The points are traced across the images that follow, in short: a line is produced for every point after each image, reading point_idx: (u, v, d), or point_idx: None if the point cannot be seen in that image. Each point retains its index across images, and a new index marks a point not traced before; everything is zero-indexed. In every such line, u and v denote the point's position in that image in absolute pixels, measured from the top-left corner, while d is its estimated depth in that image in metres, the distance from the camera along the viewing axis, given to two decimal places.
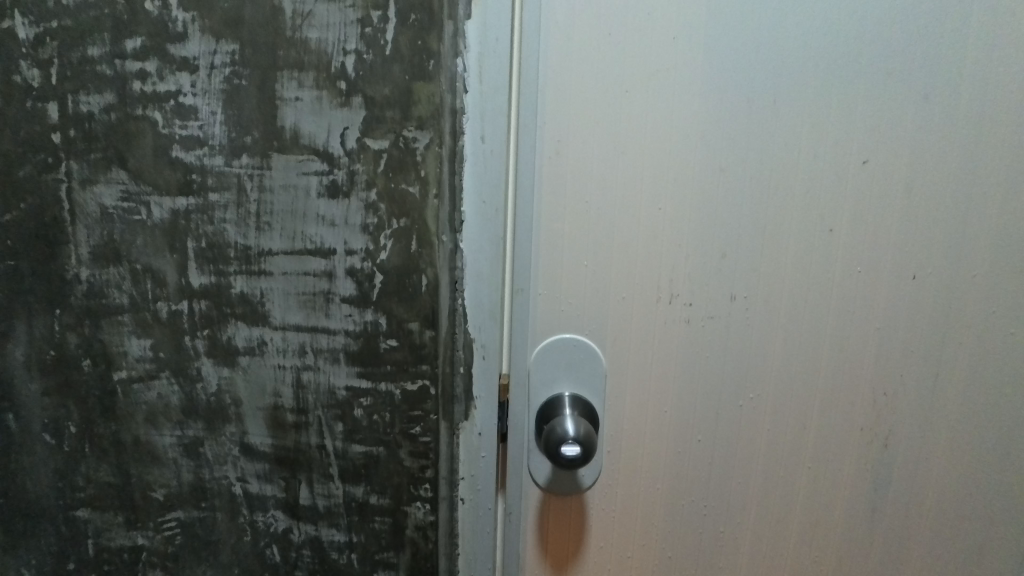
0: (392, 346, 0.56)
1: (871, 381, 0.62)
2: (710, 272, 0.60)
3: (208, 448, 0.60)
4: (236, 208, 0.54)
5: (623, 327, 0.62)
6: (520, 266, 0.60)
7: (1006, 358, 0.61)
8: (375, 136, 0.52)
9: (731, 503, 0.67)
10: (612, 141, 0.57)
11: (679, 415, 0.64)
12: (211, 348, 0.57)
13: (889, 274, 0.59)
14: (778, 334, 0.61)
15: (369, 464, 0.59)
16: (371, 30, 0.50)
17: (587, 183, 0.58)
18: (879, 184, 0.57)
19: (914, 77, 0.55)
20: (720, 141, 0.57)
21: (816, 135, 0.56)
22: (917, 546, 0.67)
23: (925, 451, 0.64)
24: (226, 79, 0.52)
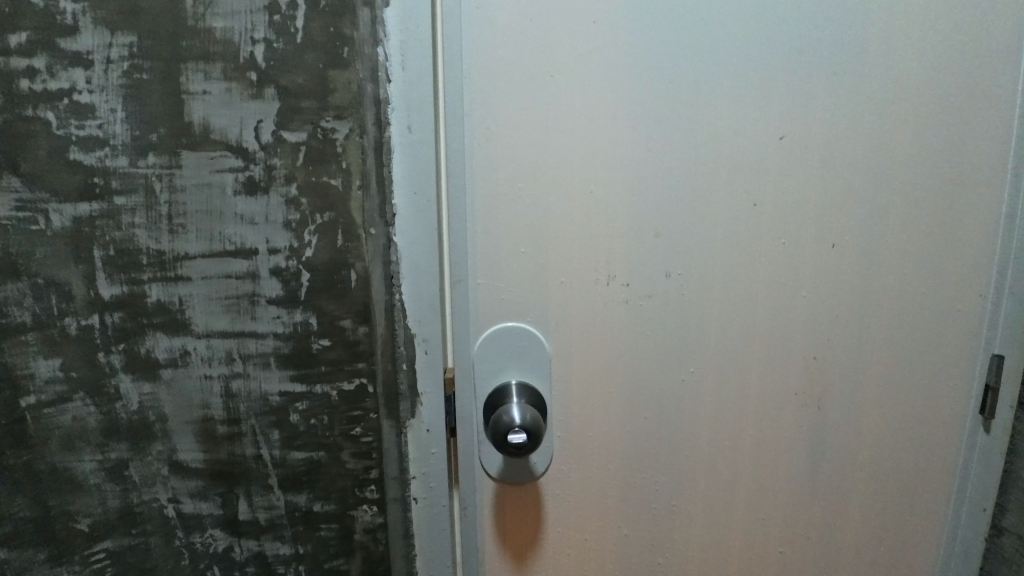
0: (326, 346, 0.54)
1: (803, 347, 0.65)
2: (645, 251, 0.61)
3: (135, 470, 0.55)
4: (146, 211, 0.50)
5: (565, 311, 0.62)
6: (458, 257, 0.60)
7: (920, 315, 0.65)
8: (293, 128, 0.50)
9: (682, 476, 0.68)
10: (540, 125, 0.57)
11: (625, 395, 0.65)
12: (130, 364, 0.53)
13: (812, 243, 0.62)
14: (715, 307, 0.63)
15: (310, 470, 0.57)
16: (280, 17, 0.48)
17: (518, 168, 0.58)
18: (797, 157, 0.60)
19: (822, 53, 0.57)
20: (645, 122, 0.58)
21: (737, 112, 0.58)
22: (854, 499, 0.71)
23: (856, 410, 0.68)
24: (126, 73, 0.48)
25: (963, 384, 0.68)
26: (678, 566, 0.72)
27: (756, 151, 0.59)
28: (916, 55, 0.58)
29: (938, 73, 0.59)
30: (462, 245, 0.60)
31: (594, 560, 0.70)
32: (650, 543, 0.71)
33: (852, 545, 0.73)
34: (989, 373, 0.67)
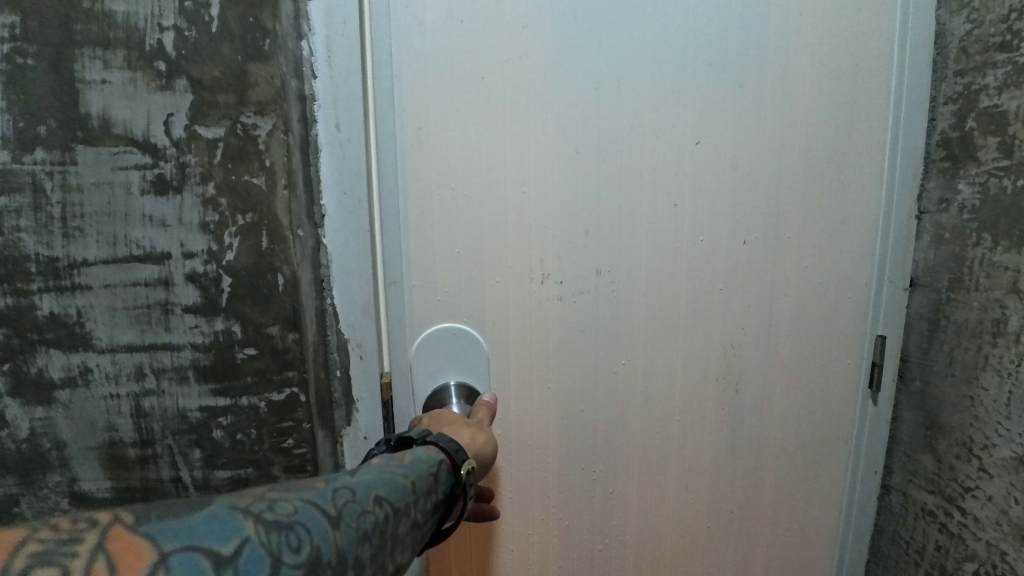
0: (251, 355, 0.51)
1: (721, 336, 0.70)
2: (577, 249, 0.63)
3: (28, 505, 0.50)
4: (33, 213, 0.45)
5: (500, 310, 0.63)
6: (390, 259, 0.59)
7: (819, 304, 0.73)
8: (208, 123, 0.46)
9: (618, 465, 0.71)
10: (471, 126, 0.57)
11: (561, 390, 0.67)
12: (17, 386, 0.47)
13: (725, 240, 0.67)
14: (642, 303, 0.66)
15: (237, 489, 0.53)
16: (191, 4, 0.45)
17: (450, 168, 0.58)
18: (712, 161, 0.64)
19: (731, 66, 0.62)
20: (573, 125, 0.60)
21: (658, 118, 0.62)
22: (769, 473, 0.78)
23: (768, 391, 0.74)
24: (6, 58, 0.43)
25: (855, 363, 0.77)
26: (617, 551, 0.75)
27: (675, 155, 0.63)
28: (809, 71, 0.65)
29: (827, 87, 0.66)
30: (395, 246, 0.59)
31: (535, 551, 0.73)
32: (588, 532, 0.73)
33: (769, 516, 0.80)
34: (875, 352, 0.77)
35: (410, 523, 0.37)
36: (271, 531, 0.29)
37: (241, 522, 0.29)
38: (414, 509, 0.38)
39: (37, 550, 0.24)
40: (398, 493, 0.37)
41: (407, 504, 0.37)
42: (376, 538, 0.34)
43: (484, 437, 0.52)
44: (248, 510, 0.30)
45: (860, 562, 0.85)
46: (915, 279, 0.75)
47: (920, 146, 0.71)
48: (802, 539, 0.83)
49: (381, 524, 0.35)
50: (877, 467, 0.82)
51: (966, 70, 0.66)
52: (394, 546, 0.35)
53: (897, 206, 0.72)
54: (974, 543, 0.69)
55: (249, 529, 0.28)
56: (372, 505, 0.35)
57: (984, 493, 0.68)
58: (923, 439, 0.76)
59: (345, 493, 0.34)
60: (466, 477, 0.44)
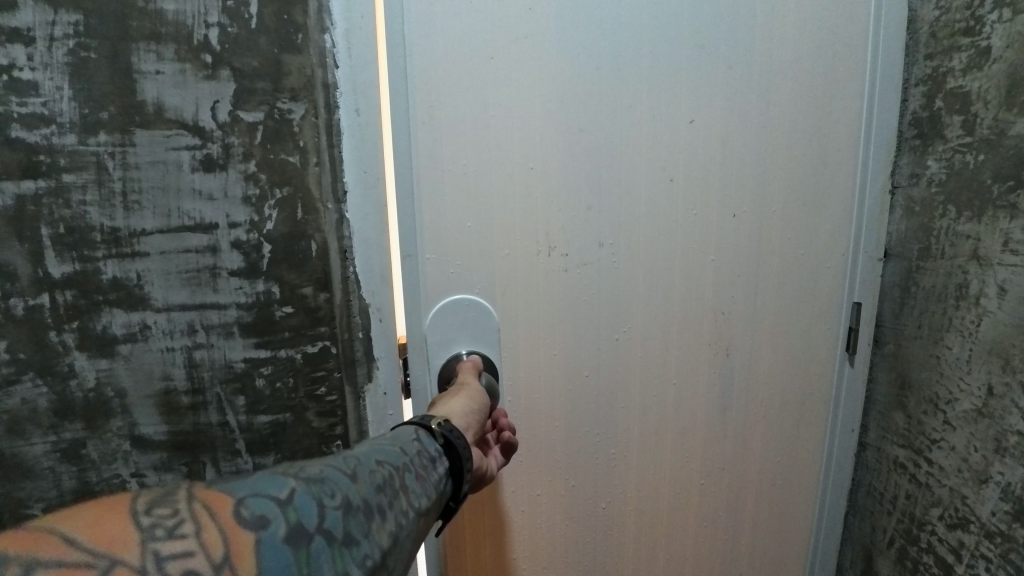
0: (288, 312, 0.58)
1: (712, 304, 0.77)
2: (581, 222, 0.69)
3: (93, 447, 0.57)
4: (97, 188, 0.51)
5: (508, 281, 0.69)
6: (405, 235, 0.65)
7: (801, 273, 0.79)
8: (249, 108, 0.53)
9: (617, 424, 0.78)
10: (480, 107, 0.63)
11: (567, 356, 0.73)
12: (84, 341, 0.54)
13: (717, 214, 0.73)
14: (640, 274, 0.73)
15: (276, 432, 0.60)
16: (233, 3, 0.51)
17: (461, 145, 0.64)
18: (705, 139, 0.70)
19: (721, 51, 0.68)
20: (576, 105, 0.66)
21: (653, 100, 0.68)
22: (756, 430, 0.84)
23: (756, 354, 0.81)
24: (71, 52, 0.49)
25: (834, 328, 0.84)
26: (618, 507, 0.82)
27: (674, 130, 0.69)
28: (790, 56, 0.71)
29: (808, 71, 0.72)
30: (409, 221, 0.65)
31: (542, 512, 0.80)
32: (591, 491, 0.80)
33: (756, 472, 0.87)
34: (851, 318, 0.83)
35: (414, 476, 0.43)
36: (310, 483, 0.35)
37: (286, 479, 0.35)
38: (413, 464, 0.44)
39: (148, 498, 0.30)
40: (394, 455, 0.44)
41: (405, 462, 0.44)
42: (389, 488, 0.40)
43: (455, 403, 0.59)
44: (287, 474, 0.36)
45: (838, 515, 0.93)
46: (888, 251, 0.81)
47: (892, 125, 0.77)
48: (785, 494, 0.90)
49: (389, 478, 0.41)
50: (855, 426, 0.88)
51: (935, 53, 0.72)
52: (407, 496, 0.41)
53: (871, 182, 0.79)
54: (939, 490, 0.76)
55: (295, 482, 0.35)
56: (377, 464, 0.41)
57: (949, 443, 0.74)
58: (894, 397, 0.82)
59: (353, 460, 0.40)
60: (440, 427, 0.50)
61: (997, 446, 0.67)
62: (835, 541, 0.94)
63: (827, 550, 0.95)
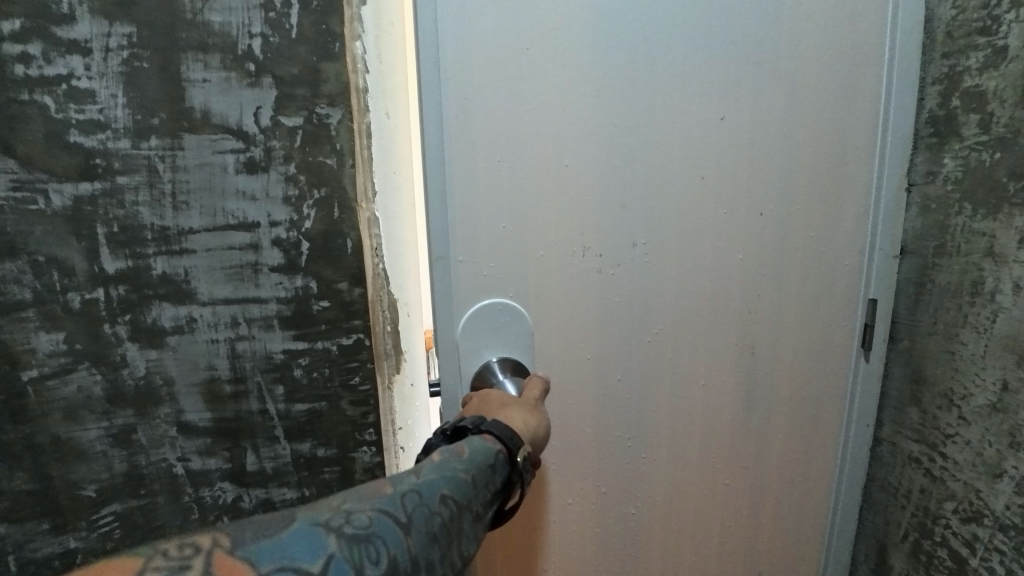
0: (325, 306, 0.61)
1: (740, 304, 0.79)
2: (612, 222, 0.71)
3: (142, 433, 0.61)
4: (149, 189, 0.55)
5: (541, 280, 0.71)
6: (438, 235, 0.67)
7: (818, 270, 0.80)
8: (289, 114, 0.56)
9: (647, 421, 0.80)
10: (512, 105, 0.65)
11: (600, 359, 0.76)
12: (135, 333, 0.58)
13: (745, 215, 0.75)
14: (671, 273, 0.75)
15: (312, 420, 0.63)
16: (275, 14, 0.54)
17: (493, 143, 0.66)
18: (732, 137, 0.72)
19: (744, 52, 0.70)
20: (610, 102, 0.68)
21: (680, 102, 0.70)
22: (779, 424, 0.86)
23: (779, 352, 0.82)
24: (125, 62, 0.52)
25: (850, 326, 0.84)
26: (648, 511, 0.84)
27: (702, 131, 0.71)
28: (808, 57, 0.72)
29: (828, 70, 0.73)
30: (440, 221, 0.67)
31: (575, 519, 0.83)
32: (621, 497, 0.83)
33: (774, 467, 0.88)
34: (868, 314, 0.84)
35: (471, 516, 0.40)
36: (353, 545, 0.31)
37: (325, 539, 0.30)
38: (475, 502, 0.41)
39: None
40: (460, 489, 0.40)
41: (467, 499, 0.40)
42: (442, 537, 0.37)
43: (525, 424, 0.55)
44: (329, 526, 0.31)
45: (854, 511, 0.93)
46: (904, 248, 0.82)
47: (909, 123, 0.78)
48: (803, 489, 0.91)
49: (446, 523, 0.37)
50: (869, 422, 0.89)
51: (952, 52, 0.73)
52: (458, 543, 0.38)
53: (888, 180, 0.79)
54: (953, 484, 0.77)
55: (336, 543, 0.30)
56: (438, 504, 0.37)
57: (963, 438, 0.75)
58: (909, 393, 0.84)
59: (412, 497, 0.36)
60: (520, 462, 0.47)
61: (1011, 440, 0.68)
62: (850, 537, 0.94)
63: (843, 546, 0.95)
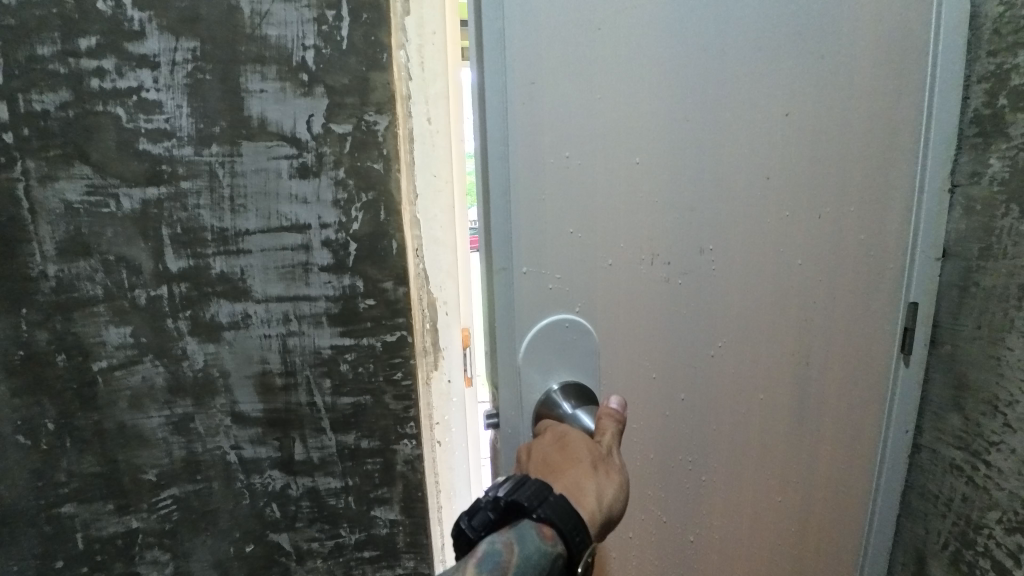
0: (370, 304, 0.64)
1: (797, 311, 0.74)
2: (682, 225, 0.64)
3: (199, 421, 0.65)
4: (209, 193, 0.59)
5: (611, 293, 0.62)
6: (499, 243, 0.57)
7: (867, 272, 0.78)
8: (339, 121, 0.59)
9: (708, 443, 0.74)
10: (585, 90, 0.56)
11: (664, 379, 0.68)
12: (195, 327, 0.61)
13: (806, 216, 0.71)
14: (737, 281, 0.69)
15: (357, 412, 0.66)
16: (327, 27, 0.57)
17: (563, 134, 0.56)
18: (798, 134, 0.67)
19: (811, 41, 0.65)
20: (684, 91, 0.60)
21: (751, 94, 0.64)
22: (829, 434, 0.82)
23: (831, 359, 0.79)
24: (189, 74, 0.56)
25: (890, 331, 0.82)
26: (706, 540, 0.78)
27: (771, 127, 0.66)
28: (869, 53, 0.69)
29: (883, 67, 0.70)
30: (500, 228, 0.57)
31: (634, 557, 0.74)
32: (680, 527, 0.76)
33: (822, 478, 0.84)
34: (908, 317, 0.82)
35: None
36: None
37: None
38: None
39: None
40: None
41: None
42: None
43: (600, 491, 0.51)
44: None
45: (892, 518, 0.91)
46: (947, 249, 0.80)
47: (952, 123, 0.76)
48: (846, 499, 0.87)
49: None
50: (908, 427, 0.86)
51: (998, 50, 0.71)
52: None
53: (929, 181, 0.78)
54: (997, 493, 0.75)
55: None
56: None
57: (1008, 446, 0.73)
58: (951, 399, 0.82)
59: None
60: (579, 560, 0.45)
61: None
62: (888, 545, 0.92)
63: (881, 554, 0.93)
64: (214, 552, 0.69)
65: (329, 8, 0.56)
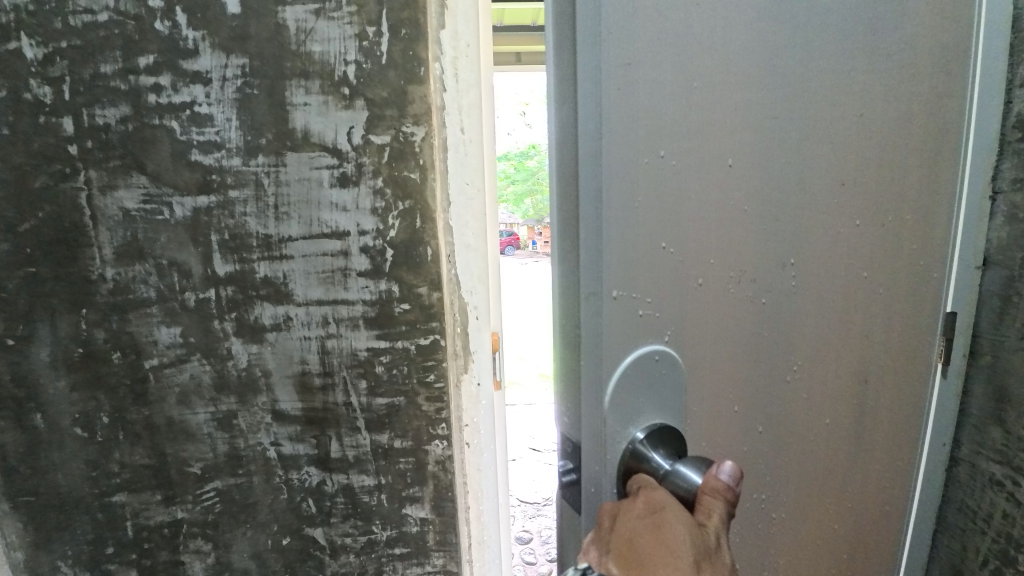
0: (405, 309, 0.65)
1: (860, 325, 0.69)
2: (765, 236, 0.56)
3: (242, 418, 0.68)
4: (255, 201, 0.61)
5: (699, 319, 0.51)
6: (585, 262, 0.42)
7: (917, 282, 0.74)
8: (378, 132, 0.61)
9: (783, 479, 0.65)
10: (685, 76, 0.43)
11: (744, 411, 0.59)
12: (240, 328, 0.65)
13: (870, 224, 0.66)
14: (811, 296, 0.63)
15: (391, 413, 0.68)
16: (368, 43, 0.59)
17: (664, 130, 0.43)
18: (866, 135, 0.63)
19: (882, 35, 0.60)
20: (773, 82, 0.52)
21: (829, 89, 0.57)
22: (879, 454, 0.77)
23: (887, 373, 0.74)
24: (238, 89, 0.59)
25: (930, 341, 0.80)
26: None
27: (843, 125, 0.60)
28: (927, 54, 0.66)
29: (935, 70, 0.68)
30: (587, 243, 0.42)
31: None
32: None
33: (873, 501, 0.79)
34: (946, 329, 0.80)
35: None
36: None
37: None
38: None
39: None
40: None
41: None
42: None
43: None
44: None
45: (927, 533, 0.89)
46: (987, 258, 0.78)
47: (995, 126, 0.74)
48: (891, 517, 0.83)
49: None
50: (944, 439, 0.84)
51: None
52: None
53: (969, 188, 0.76)
54: None
55: None
56: None
57: None
58: (992, 412, 0.79)
59: None
60: None
61: None
62: (922, 560, 0.90)
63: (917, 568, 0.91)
64: (253, 544, 0.72)
65: (370, 24, 0.58)
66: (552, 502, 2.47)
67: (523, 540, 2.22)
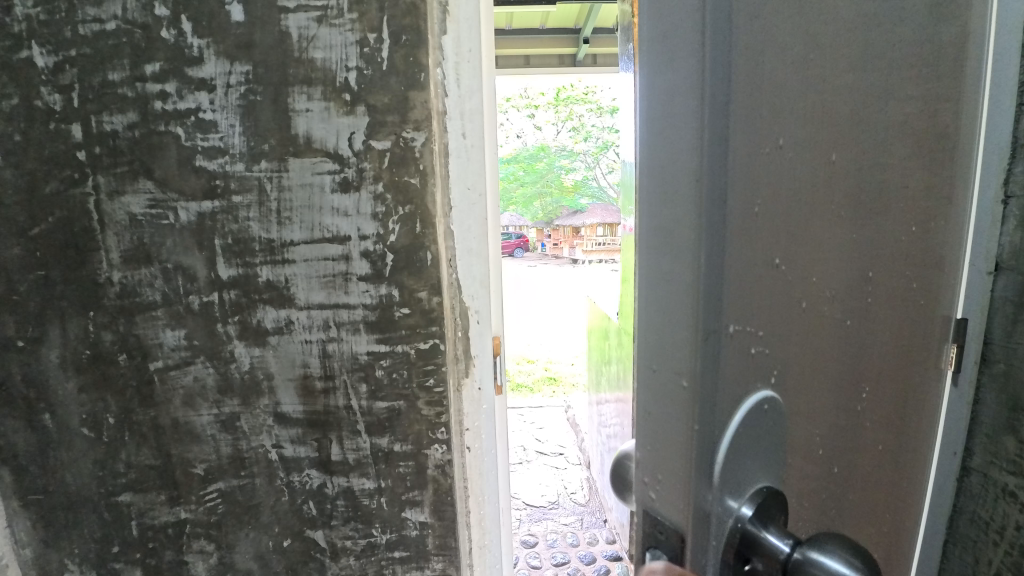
0: (406, 313, 0.65)
1: (919, 337, 0.60)
2: (858, 242, 0.46)
3: (244, 420, 0.68)
4: (258, 206, 0.62)
5: (797, 352, 0.41)
6: (712, 297, 0.29)
7: (958, 286, 0.67)
8: (379, 138, 0.61)
9: (858, 528, 0.55)
10: (794, 25, 0.34)
11: (829, 455, 0.48)
12: (243, 331, 0.65)
13: (936, 221, 0.58)
14: (889, 309, 0.53)
15: (391, 417, 0.68)
16: (369, 49, 0.59)
17: (773, 92, 0.33)
18: (942, 118, 0.54)
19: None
20: (874, 49, 0.41)
21: (920, 53, 0.47)
22: (917, 479, 0.71)
23: (932, 391, 0.67)
24: (242, 96, 0.60)
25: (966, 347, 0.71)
26: None
27: (928, 105, 0.50)
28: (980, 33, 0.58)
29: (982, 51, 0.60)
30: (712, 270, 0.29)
31: None
32: None
33: (909, 530, 0.72)
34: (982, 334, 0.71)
35: None
36: None
37: None
38: None
39: None
40: None
41: None
42: None
43: None
44: None
45: None
46: (1000, 262, 0.69)
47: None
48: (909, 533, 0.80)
49: None
50: (948, 439, 0.76)
51: None
52: None
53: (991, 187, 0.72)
54: None
55: None
56: None
57: None
58: None
59: None
60: None
61: None
62: None
63: None
64: (256, 545, 0.73)
65: (372, 31, 0.59)
66: (559, 505, 2.46)
67: (528, 544, 2.21)
